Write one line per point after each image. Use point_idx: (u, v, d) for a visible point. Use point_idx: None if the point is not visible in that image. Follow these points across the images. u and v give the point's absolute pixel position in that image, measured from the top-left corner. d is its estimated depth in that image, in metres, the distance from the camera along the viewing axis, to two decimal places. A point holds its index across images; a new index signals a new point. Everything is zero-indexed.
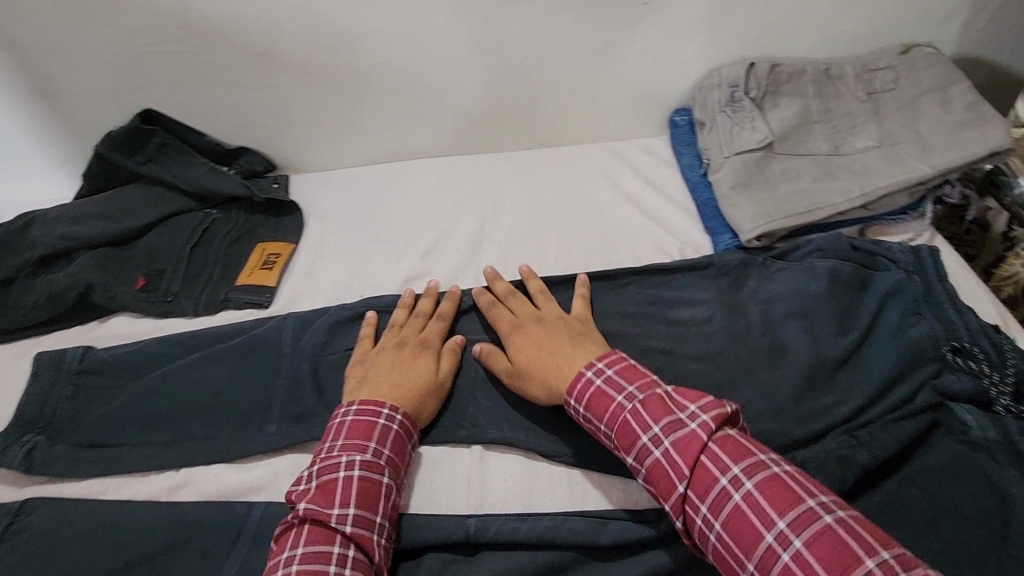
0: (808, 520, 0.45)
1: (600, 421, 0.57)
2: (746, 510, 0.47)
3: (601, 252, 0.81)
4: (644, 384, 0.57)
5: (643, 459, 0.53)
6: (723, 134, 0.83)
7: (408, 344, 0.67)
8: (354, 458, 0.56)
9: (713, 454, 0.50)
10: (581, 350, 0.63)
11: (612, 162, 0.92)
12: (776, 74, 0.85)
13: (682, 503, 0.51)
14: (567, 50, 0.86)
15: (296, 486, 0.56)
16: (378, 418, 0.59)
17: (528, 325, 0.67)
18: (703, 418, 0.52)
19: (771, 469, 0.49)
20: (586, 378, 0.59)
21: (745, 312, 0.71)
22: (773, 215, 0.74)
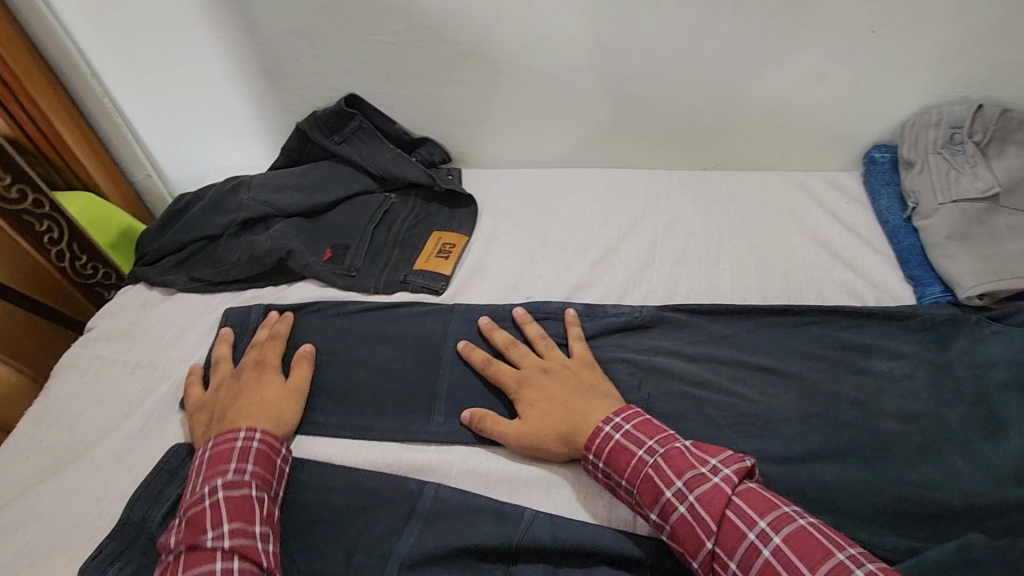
0: (840, 574, 0.46)
1: (621, 476, 0.57)
2: (779, 567, 0.48)
3: (782, 286, 0.77)
4: (664, 437, 0.58)
5: (667, 514, 0.54)
6: (938, 178, 0.77)
7: (249, 367, 0.70)
8: (216, 484, 0.58)
9: (739, 508, 0.52)
10: (592, 404, 0.63)
11: (795, 194, 0.87)
12: (1006, 120, 0.78)
13: (710, 560, 0.52)
14: (770, 72, 0.83)
15: (171, 530, 0.57)
16: (239, 440, 0.61)
17: (533, 377, 0.66)
18: (725, 472, 0.54)
19: (797, 522, 0.50)
20: (605, 433, 0.59)
21: (954, 374, 0.64)
22: (999, 273, 0.68)
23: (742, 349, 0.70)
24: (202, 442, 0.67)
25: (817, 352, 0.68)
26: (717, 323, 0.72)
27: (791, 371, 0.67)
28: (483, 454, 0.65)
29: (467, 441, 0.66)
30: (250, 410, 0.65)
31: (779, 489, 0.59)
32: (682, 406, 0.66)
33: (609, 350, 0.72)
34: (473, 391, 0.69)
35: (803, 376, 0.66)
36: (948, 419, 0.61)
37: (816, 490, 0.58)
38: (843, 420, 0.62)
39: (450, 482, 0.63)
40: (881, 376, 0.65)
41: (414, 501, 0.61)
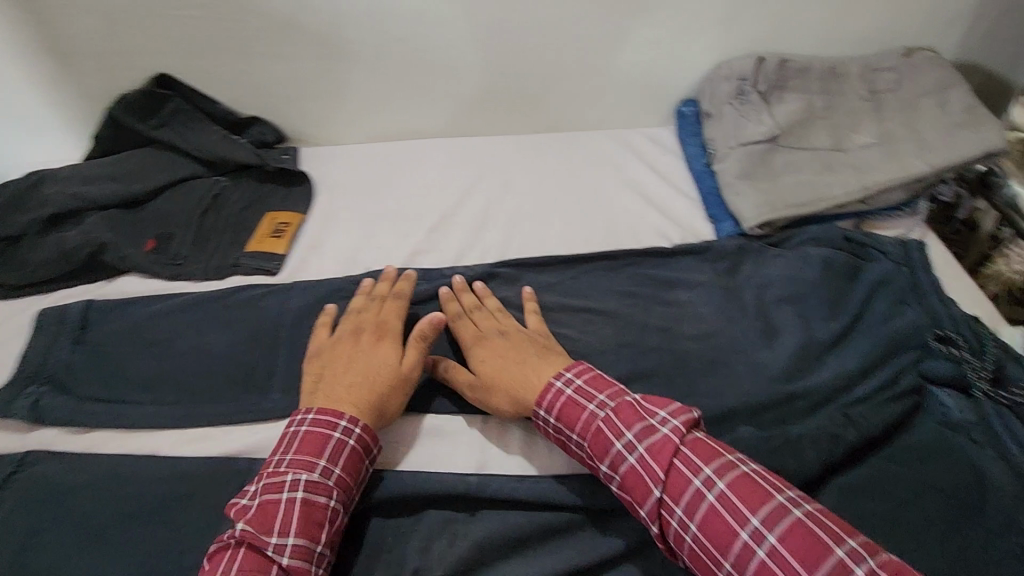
0: (780, 515, 0.46)
1: (573, 430, 0.58)
2: (721, 510, 0.48)
3: (604, 235, 0.83)
4: (615, 392, 0.58)
5: (617, 466, 0.54)
6: (729, 126, 0.86)
7: (365, 332, 0.66)
8: (300, 477, 0.54)
9: (685, 456, 0.52)
10: (546, 361, 0.63)
11: (618, 151, 0.94)
12: (784, 69, 0.87)
13: (657, 508, 0.51)
14: (580, 36, 0.88)
15: (240, 499, 0.54)
16: (336, 433, 0.57)
17: (489, 335, 0.67)
18: (673, 423, 0.53)
19: (740, 468, 0.50)
20: (556, 388, 0.59)
21: (742, 296, 0.73)
22: (776, 206, 0.77)
23: (565, 294, 0.75)
24: (5, 457, 0.62)
25: (629, 290, 0.75)
26: (545, 274, 0.78)
27: (609, 309, 0.73)
28: None
29: None
30: (354, 383, 0.61)
31: None
32: None
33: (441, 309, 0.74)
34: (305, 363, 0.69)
35: (618, 313, 0.72)
36: (735, 334, 0.69)
37: None
38: (649, 347, 0.69)
39: None
40: (684, 305, 0.73)
41: (242, 480, 0.61)
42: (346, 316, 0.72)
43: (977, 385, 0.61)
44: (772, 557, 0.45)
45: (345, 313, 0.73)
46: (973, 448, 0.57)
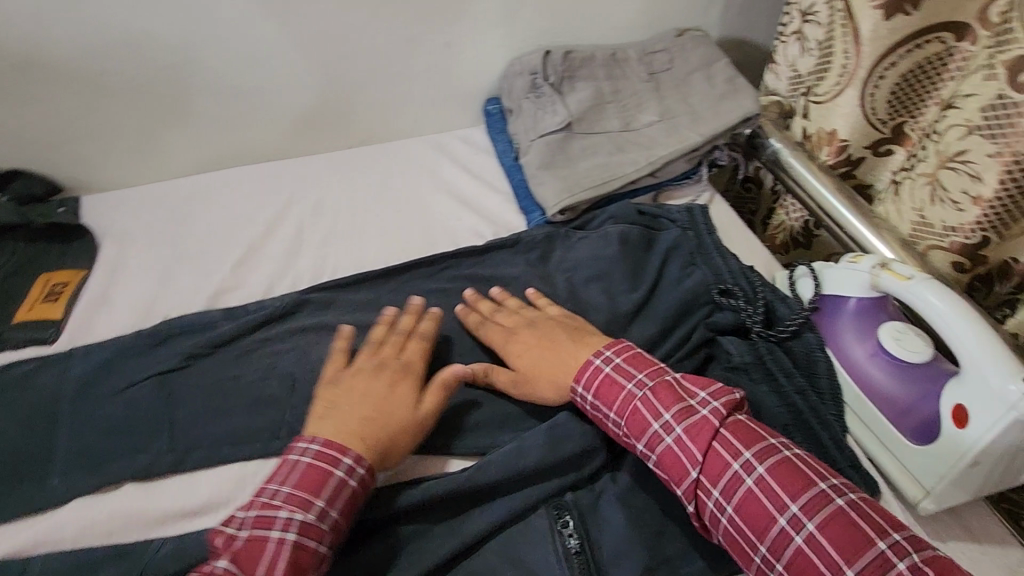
0: (821, 503, 0.48)
1: (609, 408, 0.58)
2: (759, 496, 0.50)
3: (421, 242, 0.82)
4: (654, 371, 0.58)
5: (654, 445, 0.54)
6: (529, 120, 0.89)
7: (387, 368, 0.62)
8: (295, 517, 0.50)
9: (725, 439, 0.53)
10: (586, 345, 0.63)
11: (432, 155, 0.94)
12: (570, 61, 0.91)
13: (694, 488, 0.52)
14: (369, 46, 0.87)
15: (228, 528, 0.51)
16: (338, 470, 0.53)
17: (521, 330, 0.67)
18: (713, 405, 0.55)
19: (781, 453, 0.51)
20: (595, 365, 0.60)
21: (553, 281, 0.75)
22: (574, 190, 0.80)
23: (382, 309, 0.74)
24: None
25: (448, 295, 0.75)
26: (361, 291, 0.75)
27: None
28: (109, 504, 0.59)
29: (90, 495, 0.60)
30: (367, 427, 0.57)
31: None
32: None
33: (248, 348, 0.69)
34: (90, 436, 0.62)
35: (437, 320, 0.72)
36: None
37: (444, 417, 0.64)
38: (466, 349, 0.70)
39: (68, 546, 0.57)
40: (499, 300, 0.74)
41: None
42: (139, 376, 0.66)
43: (753, 328, 0.67)
44: (808, 543, 0.47)
45: (134, 374, 0.66)
46: (753, 386, 0.61)
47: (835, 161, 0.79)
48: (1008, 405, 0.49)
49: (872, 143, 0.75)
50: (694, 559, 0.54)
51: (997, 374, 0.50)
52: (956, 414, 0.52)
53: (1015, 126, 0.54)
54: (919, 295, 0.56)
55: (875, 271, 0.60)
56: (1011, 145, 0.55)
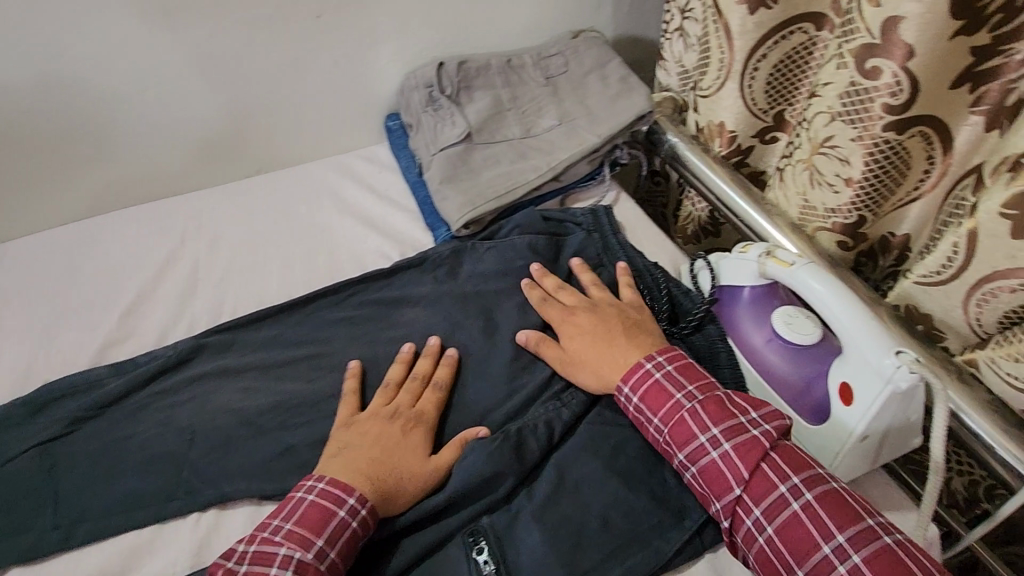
0: (867, 537, 0.49)
1: (654, 414, 0.58)
2: (804, 520, 0.51)
3: (326, 270, 0.79)
4: (706, 385, 0.58)
5: (698, 458, 0.55)
6: (428, 134, 0.87)
7: (401, 417, 0.62)
8: (294, 554, 0.51)
9: (773, 463, 0.53)
10: (636, 341, 0.63)
11: (335, 177, 0.91)
12: (465, 71, 0.90)
13: (733, 505, 0.53)
14: (250, 71, 0.83)
15: (227, 560, 0.51)
16: (340, 510, 0.53)
17: (580, 309, 0.68)
18: (766, 427, 0.55)
19: (830, 484, 0.52)
20: (645, 370, 0.60)
21: (464, 297, 0.74)
22: (476, 202, 0.79)
23: (286, 345, 0.71)
24: None
25: (355, 323, 0.73)
26: (263, 328, 0.72)
27: (335, 348, 0.70)
28: None
29: None
30: (373, 469, 0.57)
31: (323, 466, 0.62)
32: (229, 427, 0.63)
33: (139, 404, 0.65)
34: None
35: (345, 352, 0.70)
36: (460, 337, 0.70)
37: None
38: (377, 377, 0.68)
39: None
40: (409, 322, 0.72)
41: None
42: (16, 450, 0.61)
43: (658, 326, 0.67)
44: (851, 573, 0.48)
45: (11, 447, 0.61)
46: None
47: (727, 151, 0.81)
48: (885, 380, 0.51)
49: (757, 132, 0.78)
50: (617, 566, 0.54)
51: (873, 351, 0.52)
52: (843, 392, 0.54)
53: (867, 114, 0.56)
54: (803, 281, 0.57)
55: (762, 261, 0.62)
56: (865, 130, 0.57)
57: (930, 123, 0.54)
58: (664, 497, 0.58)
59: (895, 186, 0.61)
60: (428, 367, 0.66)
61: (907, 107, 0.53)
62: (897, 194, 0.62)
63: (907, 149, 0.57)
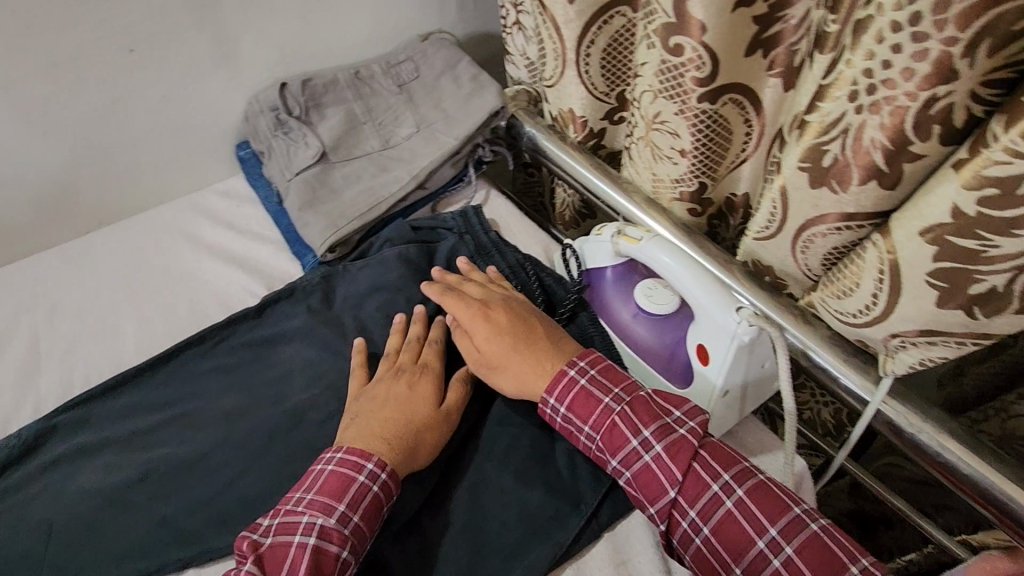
0: (798, 527, 0.50)
1: (584, 422, 0.57)
2: (739, 519, 0.51)
3: (187, 319, 0.74)
4: (630, 386, 0.58)
5: (631, 463, 0.54)
6: (282, 159, 0.83)
7: (405, 372, 0.62)
8: (317, 521, 0.50)
9: (704, 460, 0.53)
10: (558, 347, 0.61)
11: (189, 217, 0.85)
12: (311, 88, 0.86)
13: (670, 507, 0.53)
14: (65, 119, 0.75)
15: (252, 533, 0.51)
16: (361, 475, 0.53)
17: (495, 304, 0.64)
18: (691, 424, 0.55)
19: (757, 476, 0.53)
20: (569, 376, 0.58)
21: (341, 322, 0.71)
22: (338, 223, 0.76)
23: (149, 408, 0.65)
24: None
25: (226, 368, 0.67)
26: (122, 395, 0.66)
27: (206, 403, 0.65)
28: None
29: None
30: (391, 425, 0.57)
31: (202, 532, 0.57)
32: (92, 511, 0.58)
33: None
34: None
35: (214, 403, 0.65)
36: (340, 366, 0.66)
37: (238, 509, 0.58)
38: (255, 425, 0.63)
39: None
40: (283, 360, 0.68)
41: None
42: None
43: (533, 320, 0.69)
44: (786, 565, 0.49)
45: None
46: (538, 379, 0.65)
47: (582, 137, 0.83)
48: (730, 334, 0.54)
49: (604, 115, 0.80)
50: (518, 565, 0.54)
51: (719, 310, 0.55)
52: (700, 353, 0.58)
53: (681, 89, 0.59)
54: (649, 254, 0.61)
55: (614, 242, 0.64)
56: (683, 104, 0.60)
57: (736, 90, 0.58)
58: (558, 487, 0.58)
59: (724, 150, 0.64)
60: (421, 329, 0.67)
61: (712, 78, 0.56)
62: (728, 158, 0.65)
63: (723, 116, 0.61)
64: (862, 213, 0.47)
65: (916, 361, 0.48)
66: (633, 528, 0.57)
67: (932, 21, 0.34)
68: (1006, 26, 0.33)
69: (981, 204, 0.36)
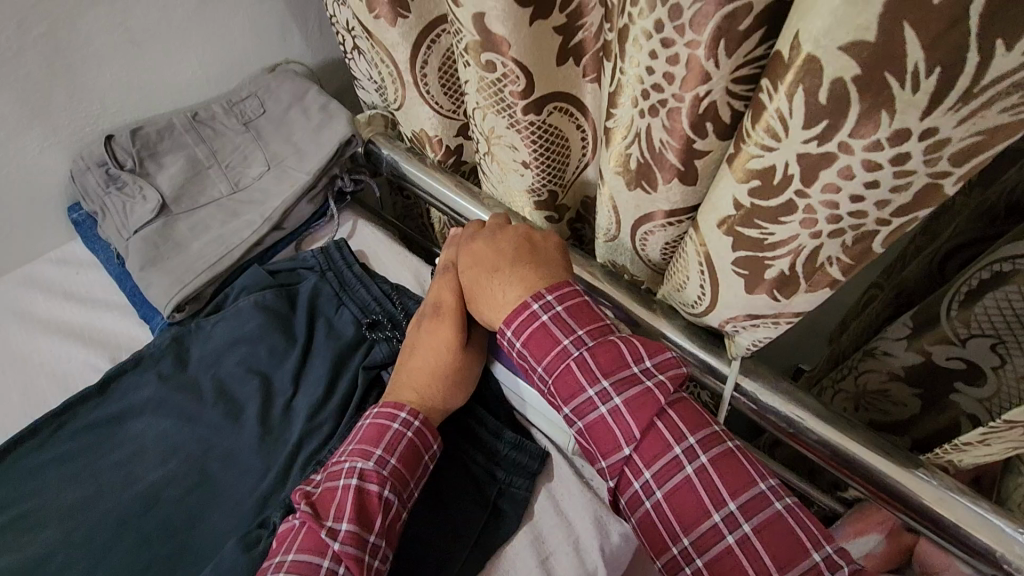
0: (760, 505, 0.47)
1: (539, 361, 0.53)
2: (696, 486, 0.48)
3: (20, 408, 0.66)
4: (597, 330, 0.52)
5: (585, 411, 0.50)
6: (117, 217, 0.76)
7: (426, 315, 0.60)
8: (357, 465, 0.52)
9: (669, 419, 0.49)
10: (523, 271, 0.56)
11: (18, 292, 0.77)
12: (143, 137, 0.80)
13: (623, 464, 0.50)
14: None
15: (303, 486, 0.53)
16: (394, 423, 0.54)
17: (482, 238, 0.59)
18: (659, 377, 0.50)
19: (726, 444, 0.49)
20: (532, 311, 0.53)
21: (197, 385, 0.65)
22: (185, 278, 0.71)
23: None
24: None
25: (65, 458, 0.60)
26: None
27: (43, 501, 0.58)
28: None
29: None
30: (411, 382, 0.58)
31: None
32: None
33: None
34: None
35: (55, 500, 0.58)
36: (196, 433, 0.61)
37: None
38: (101, 516, 0.57)
39: None
40: (135, 438, 0.61)
41: None
42: None
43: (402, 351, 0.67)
44: (740, 542, 0.46)
45: None
46: None
47: (441, 155, 0.81)
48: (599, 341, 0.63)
49: (458, 131, 0.79)
50: None
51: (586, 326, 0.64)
52: None
53: (506, 103, 0.58)
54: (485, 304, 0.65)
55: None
56: (512, 117, 0.59)
57: (559, 99, 0.59)
58: (438, 524, 0.56)
59: (565, 156, 0.65)
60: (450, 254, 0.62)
61: (531, 89, 0.56)
62: (571, 162, 0.66)
63: (554, 125, 0.61)
64: (679, 208, 0.48)
65: (751, 343, 0.50)
66: (519, 554, 0.56)
67: (674, 27, 0.35)
68: (736, 27, 0.34)
69: (752, 195, 0.37)
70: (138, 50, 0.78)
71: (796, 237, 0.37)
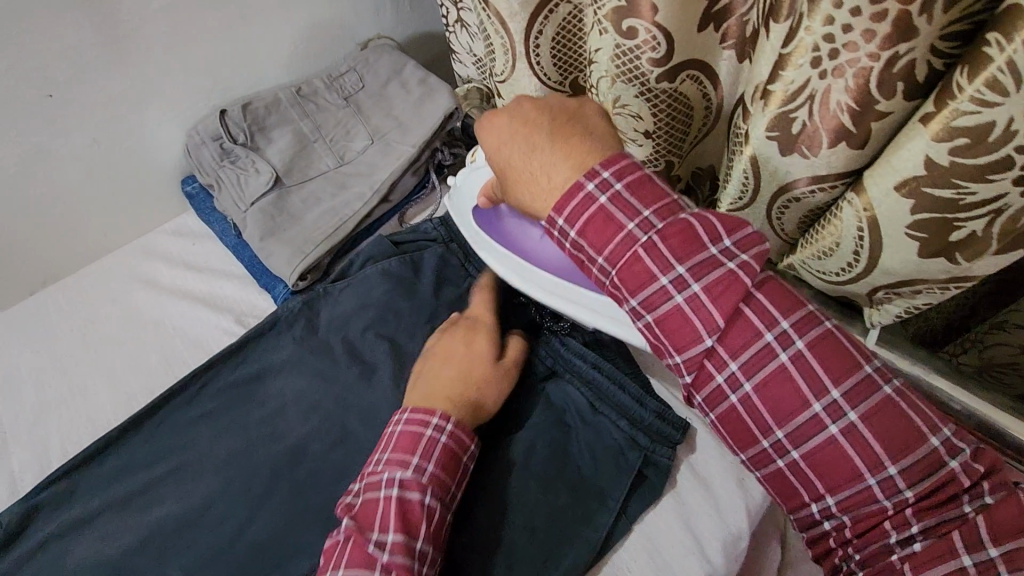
0: (867, 391, 0.43)
1: (600, 250, 0.46)
2: (793, 375, 0.43)
3: (160, 371, 0.70)
4: (665, 208, 0.45)
5: (659, 303, 0.45)
6: (233, 189, 0.79)
7: (461, 329, 0.62)
8: (398, 476, 0.50)
9: (757, 304, 0.44)
10: (565, 147, 0.49)
11: (142, 262, 0.80)
12: (252, 113, 0.82)
13: (705, 358, 0.45)
14: None
15: (345, 499, 0.51)
16: (428, 430, 0.52)
17: (512, 116, 0.51)
18: (743, 257, 0.44)
19: (824, 325, 0.44)
20: (586, 192, 0.46)
21: (330, 348, 0.67)
22: (307, 249, 0.73)
23: (136, 472, 0.60)
24: None
25: (212, 413, 0.63)
26: (105, 461, 0.61)
27: (198, 453, 0.61)
28: None
29: None
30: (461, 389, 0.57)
31: None
32: None
33: None
34: None
35: (209, 451, 0.61)
36: (336, 394, 0.64)
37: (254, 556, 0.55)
38: (258, 468, 0.60)
39: None
40: (274, 397, 0.64)
41: None
42: None
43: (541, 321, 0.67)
44: (847, 432, 0.42)
45: None
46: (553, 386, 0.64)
47: None
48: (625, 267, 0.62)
49: None
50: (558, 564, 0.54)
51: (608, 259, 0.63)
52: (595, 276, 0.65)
53: (638, 71, 0.58)
54: (486, 258, 0.65)
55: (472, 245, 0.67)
56: (643, 87, 0.59)
57: (694, 66, 0.58)
58: (576, 480, 0.58)
59: (686, 128, 0.64)
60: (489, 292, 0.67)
61: (668, 57, 0.56)
62: (691, 134, 0.65)
63: (684, 94, 0.60)
64: (832, 174, 0.47)
65: (902, 311, 0.52)
66: (665, 512, 0.57)
67: None
68: None
69: (952, 154, 0.38)
70: (248, 27, 0.80)
71: (1000, 197, 0.39)
